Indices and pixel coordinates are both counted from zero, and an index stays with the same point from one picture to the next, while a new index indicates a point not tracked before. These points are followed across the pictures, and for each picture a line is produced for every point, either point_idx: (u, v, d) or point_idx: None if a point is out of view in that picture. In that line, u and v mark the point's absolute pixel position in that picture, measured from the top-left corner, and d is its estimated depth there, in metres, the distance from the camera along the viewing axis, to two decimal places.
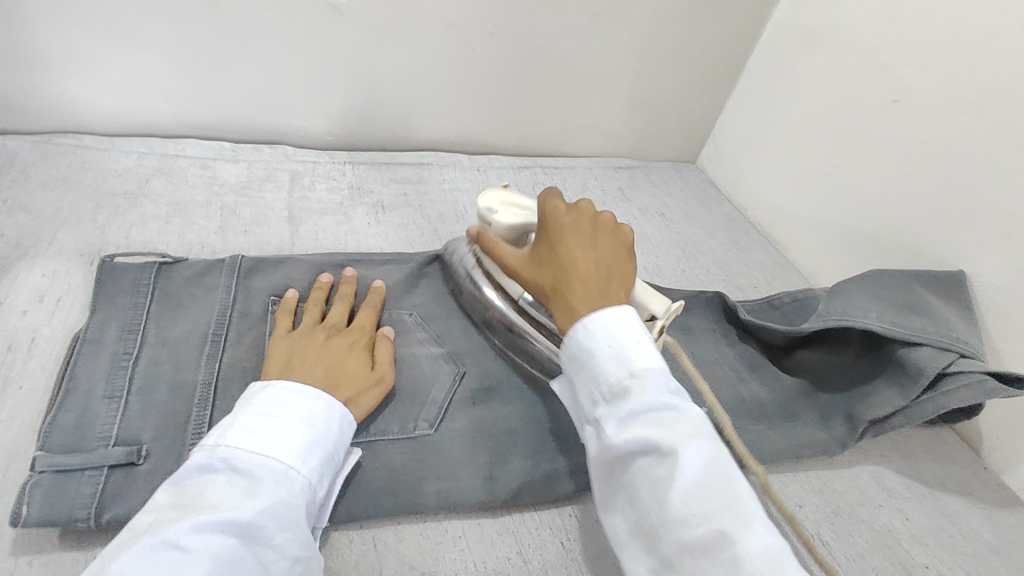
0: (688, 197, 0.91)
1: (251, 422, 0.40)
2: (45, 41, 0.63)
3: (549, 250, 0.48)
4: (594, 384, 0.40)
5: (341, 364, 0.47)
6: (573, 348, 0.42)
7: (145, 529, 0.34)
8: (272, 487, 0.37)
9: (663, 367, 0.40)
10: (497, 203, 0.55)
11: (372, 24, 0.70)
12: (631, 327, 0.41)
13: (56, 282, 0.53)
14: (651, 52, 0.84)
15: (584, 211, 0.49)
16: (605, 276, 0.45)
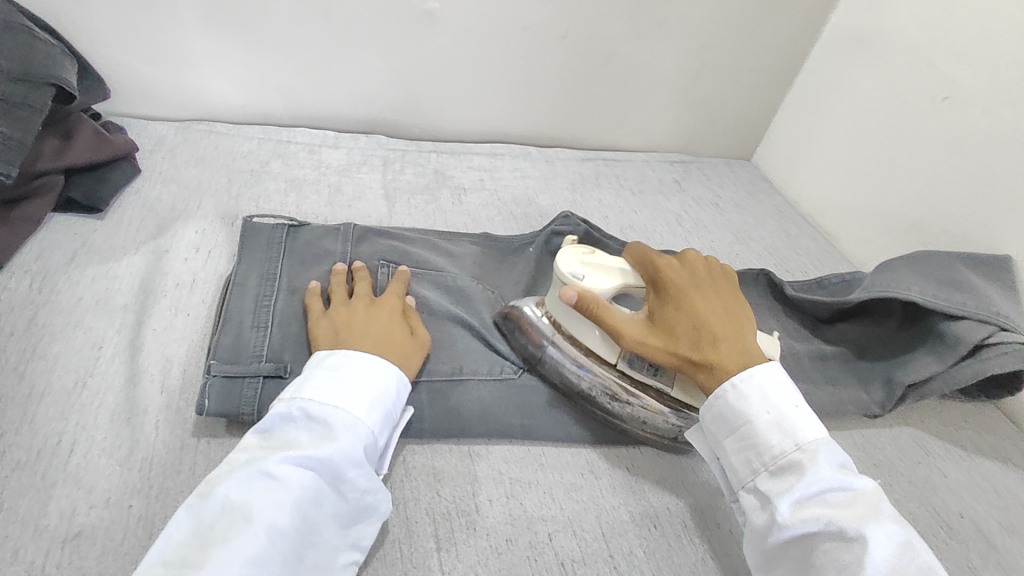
0: (741, 189, 0.97)
1: (321, 381, 0.45)
2: (193, 43, 0.75)
3: (675, 308, 0.52)
4: (755, 453, 0.45)
5: (381, 332, 0.51)
6: (732, 418, 0.47)
7: (239, 462, 0.40)
8: (341, 432, 0.43)
9: (827, 438, 0.44)
10: (580, 266, 0.55)
11: (460, 28, 0.80)
12: (786, 394, 0.46)
13: (206, 238, 0.64)
14: (710, 54, 0.91)
15: (693, 265, 0.56)
16: (734, 329, 0.51)
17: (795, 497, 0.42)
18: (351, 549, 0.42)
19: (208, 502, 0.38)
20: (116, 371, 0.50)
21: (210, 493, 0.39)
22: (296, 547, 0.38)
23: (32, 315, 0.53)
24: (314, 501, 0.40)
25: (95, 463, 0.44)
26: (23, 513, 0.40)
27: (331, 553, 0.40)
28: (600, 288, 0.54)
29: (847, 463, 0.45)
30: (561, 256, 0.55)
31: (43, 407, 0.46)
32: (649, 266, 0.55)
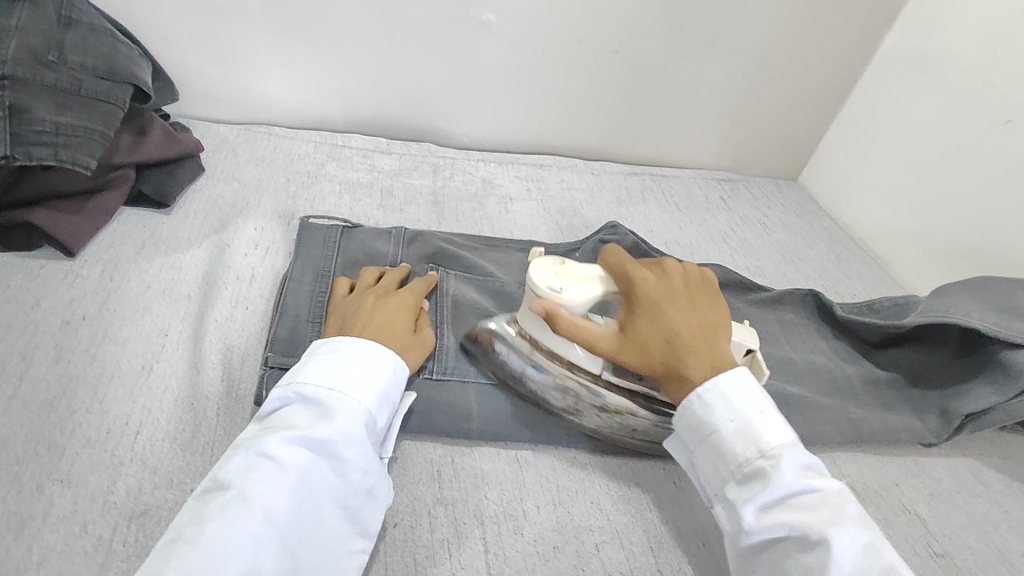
0: (788, 210, 0.96)
1: (316, 364, 0.45)
2: (260, 48, 0.78)
3: (647, 320, 0.49)
4: (721, 462, 0.45)
5: (385, 323, 0.51)
6: (693, 423, 0.46)
7: (240, 442, 0.41)
8: (338, 410, 0.43)
9: (791, 440, 0.44)
10: (555, 278, 0.50)
11: (514, 39, 0.81)
12: (752, 399, 0.45)
13: (264, 235, 0.67)
14: (761, 71, 0.91)
15: (671, 274, 0.52)
16: (708, 339, 0.49)
17: (759, 504, 0.42)
18: (355, 533, 0.41)
19: (209, 481, 0.39)
20: (180, 358, 0.51)
21: (213, 477, 0.39)
22: (296, 528, 0.38)
23: (103, 300, 0.55)
24: (311, 481, 0.40)
25: (159, 445, 0.45)
26: (92, 489, 0.42)
27: (334, 537, 0.40)
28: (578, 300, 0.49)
29: (814, 463, 0.44)
30: (532, 270, 0.50)
31: (112, 387, 0.48)
32: (619, 271, 0.51)
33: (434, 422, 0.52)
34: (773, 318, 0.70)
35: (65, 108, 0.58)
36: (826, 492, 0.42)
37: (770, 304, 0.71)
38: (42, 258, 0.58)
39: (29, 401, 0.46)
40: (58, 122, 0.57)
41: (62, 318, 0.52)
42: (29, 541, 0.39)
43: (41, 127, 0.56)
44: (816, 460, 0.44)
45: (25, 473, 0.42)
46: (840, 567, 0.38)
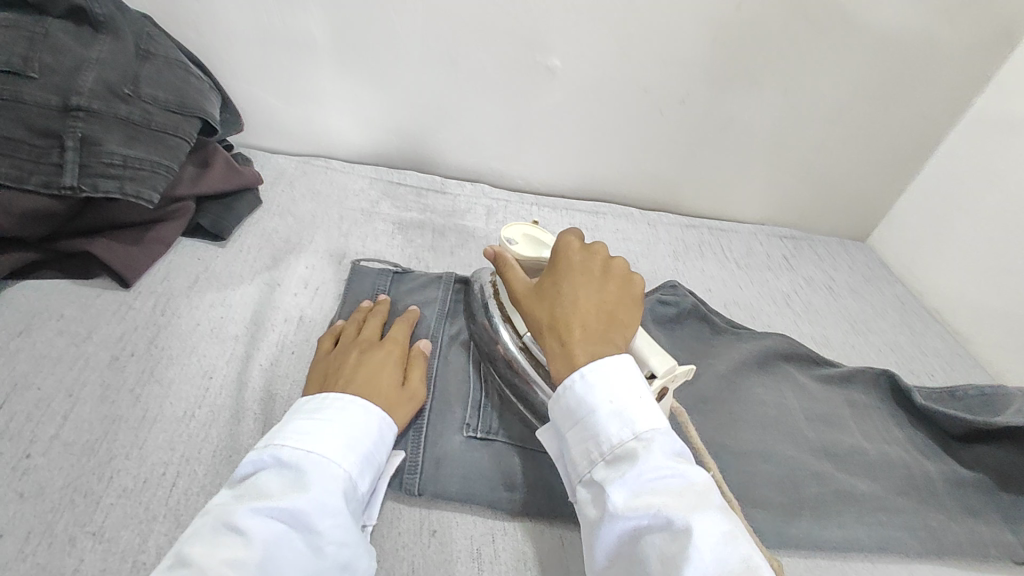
0: (856, 273, 0.90)
1: (298, 425, 0.43)
2: (325, 85, 0.78)
3: (553, 286, 0.49)
4: (592, 443, 0.41)
5: (369, 378, 0.49)
6: (572, 402, 0.43)
7: (210, 510, 0.39)
8: (315, 476, 0.40)
9: (665, 427, 0.41)
10: (518, 235, 0.60)
11: (579, 86, 0.79)
12: (630, 384, 0.42)
13: (314, 274, 0.66)
14: (836, 128, 0.86)
15: (592, 257, 0.51)
16: (605, 321, 0.47)
17: (629, 487, 0.38)
18: None
19: (174, 556, 0.36)
20: (222, 405, 0.50)
21: (178, 550, 0.37)
22: None
23: (152, 336, 0.54)
24: (282, 554, 0.37)
25: (193, 500, 0.44)
26: (124, 545, 0.40)
27: None
28: (524, 254, 0.58)
29: (684, 454, 0.41)
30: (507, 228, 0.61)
31: (154, 433, 0.47)
32: (561, 242, 0.54)
33: (476, 496, 0.49)
34: (842, 398, 0.65)
35: (135, 141, 0.58)
36: (694, 483, 0.39)
37: (839, 382, 0.67)
38: (98, 287, 0.58)
39: (71, 442, 0.45)
40: (127, 154, 0.58)
41: (110, 353, 0.52)
42: None
43: (110, 159, 0.57)
44: (688, 451, 0.41)
45: (59, 524, 0.41)
46: (695, 555, 0.34)
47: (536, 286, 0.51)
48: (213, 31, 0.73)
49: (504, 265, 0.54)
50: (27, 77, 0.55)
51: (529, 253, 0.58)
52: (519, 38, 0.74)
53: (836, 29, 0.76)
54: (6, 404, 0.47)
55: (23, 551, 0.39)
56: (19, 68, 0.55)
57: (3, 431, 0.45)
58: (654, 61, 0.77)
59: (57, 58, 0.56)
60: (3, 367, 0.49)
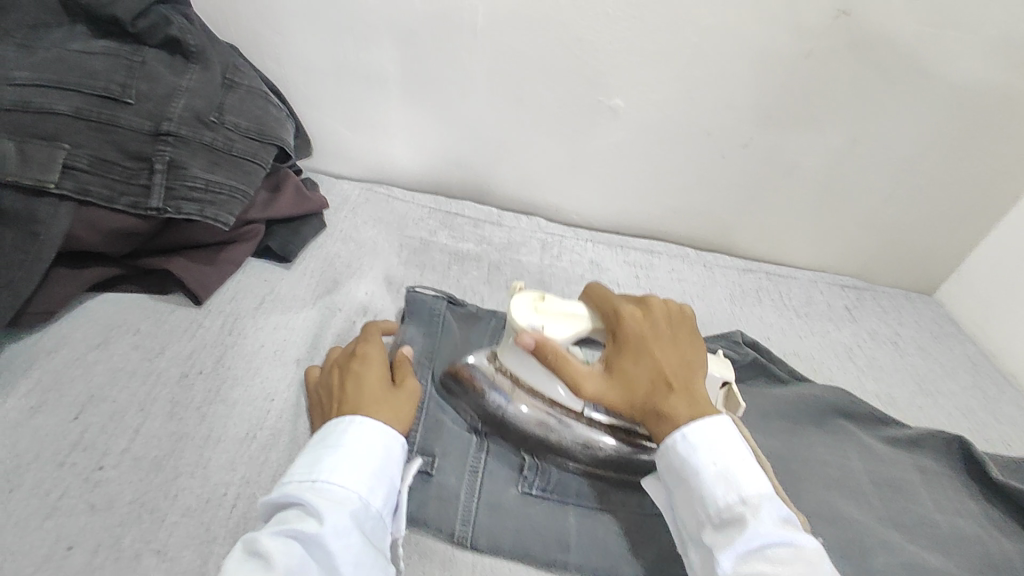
0: (923, 329, 0.86)
1: (309, 454, 0.45)
2: (392, 116, 0.81)
3: (632, 358, 0.50)
4: (699, 505, 0.43)
5: (358, 391, 0.49)
6: (675, 462, 0.45)
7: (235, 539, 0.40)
8: (324, 500, 0.41)
9: (771, 491, 0.43)
10: (537, 313, 0.52)
11: (640, 125, 0.79)
12: (733, 446, 0.44)
13: (373, 302, 0.67)
14: (906, 178, 0.83)
15: (655, 312, 0.52)
16: (689, 379, 0.49)
17: (737, 553, 0.40)
18: None
19: None
20: (282, 429, 0.51)
21: None
22: None
23: (219, 356, 0.56)
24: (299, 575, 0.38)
25: (253, 525, 0.44)
26: (186, 566, 0.41)
27: None
28: (559, 335, 0.51)
29: (792, 517, 0.43)
30: (514, 303, 0.52)
31: (217, 453, 0.48)
32: (609, 310, 0.52)
33: (527, 544, 0.49)
34: (911, 462, 0.62)
35: (215, 166, 0.61)
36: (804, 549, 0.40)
37: (906, 447, 0.63)
38: (170, 302, 0.61)
39: (140, 457, 0.46)
40: (208, 179, 0.60)
41: (180, 370, 0.54)
42: None
43: (192, 183, 0.59)
44: (795, 514, 0.43)
45: (126, 539, 0.42)
46: None
47: (607, 362, 0.51)
48: (292, 63, 0.77)
49: (558, 360, 0.49)
50: (124, 103, 0.58)
51: (562, 334, 0.51)
52: (584, 78, 0.75)
53: (912, 79, 0.74)
54: (82, 415, 0.48)
55: (92, 563, 0.40)
56: (117, 94, 0.58)
57: (78, 441, 0.46)
58: (718, 104, 0.77)
59: (152, 87, 0.59)
60: (81, 377, 0.51)
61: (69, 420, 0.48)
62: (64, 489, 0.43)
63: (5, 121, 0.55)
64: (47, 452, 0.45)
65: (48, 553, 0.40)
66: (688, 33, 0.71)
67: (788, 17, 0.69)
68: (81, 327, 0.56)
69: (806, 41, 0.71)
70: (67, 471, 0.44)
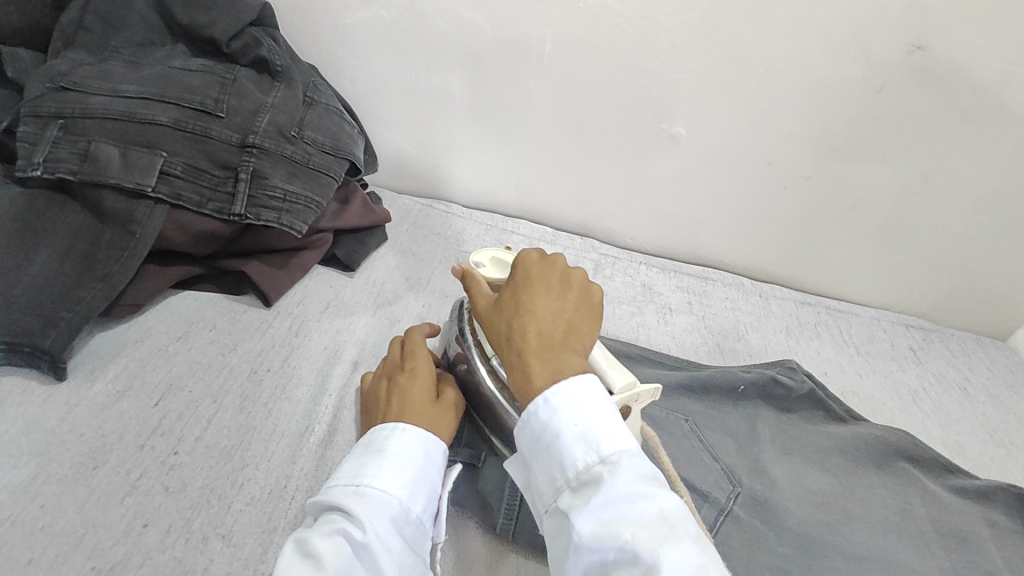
0: (996, 375, 0.82)
1: (354, 462, 0.46)
2: (456, 137, 0.84)
3: (514, 297, 0.48)
4: (557, 469, 0.40)
5: (405, 404, 0.50)
6: (535, 426, 0.42)
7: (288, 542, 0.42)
8: (367, 504, 0.42)
9: (633, 448, 0.40)
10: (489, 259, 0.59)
11: (700, 153, 0.79)
12: (597, 405, 0.41)
13: (429, 313, 0.70)
14: (980, 217, 0.79)
15: (555, 266, 0.50)
16: (563, 337, 0.46)
17: (595, 517, 0.37)
18: None
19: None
20: (340, 427, 0.53)
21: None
22: None
23: (285, 355, 0.59)
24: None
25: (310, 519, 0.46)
26: (248, 553, 0.43)
27: None
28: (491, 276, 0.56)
29: (656, 477, 0.39)
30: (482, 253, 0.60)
31: (280, 446, 0.51)
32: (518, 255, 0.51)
33: None
34: (979, 515, 0.58)
35: (293, 177, 0.65)
36: (667, 512, 0.37)
37: (975, 499, 0.60)
38: (245, 302, 0.65)
39: (211, 445, 0.49)
40: (287, 189, 0.64)
41: (250, 366, 0.57)
42: None
43: (272, 192, 0.63)
44: (661, 475, 0.39)
45: (196, 521, 0.44)
46: None
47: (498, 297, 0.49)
48: (366, 83, 0.81)
49: (468, 284, 0.52)
50: (216, 117, 0.63)
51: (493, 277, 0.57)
52: (647, 105, 0.76)
53: (992, 117, 0.71)
54: (161, 402, 0.52)
55: (165, 542, 0.43)
56: (210, 108, 0.62)
57: (157, 426, 0.50)
58: (783, 135, 0.76)
59: (241, 103, 0.64)
60: (163, 367, 0.55)
61: (150, 406, 0.51)
62: (143, 470, 0.47)
63: (112, 129, 0.60)
64: (129, 434, 0.49)
65: (126, 529, 0.43)
66: (754, 64, 0.71)
67: (859, 51, 0.68)
68: (165, 320, 0.60)
69: (877, 75, 0.70)
70: (146, 454, 0.48)
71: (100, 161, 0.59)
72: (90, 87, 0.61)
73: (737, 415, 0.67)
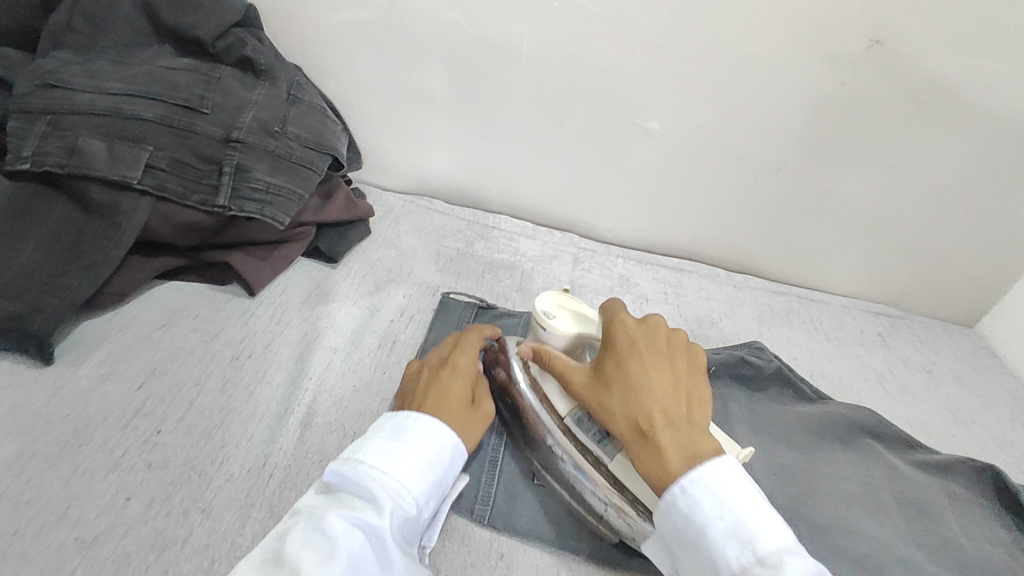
0: (961, 360, 0.85)
1: (380, 445, 0.46)
2: (437, 133, 0.86)
3: (621, 368, 0.51)
4: (713, 568, 0.41)
5: (442, 400, 0.52)
6: (681, 522, 0.43)
7: (302, 514, 0.42)
8: (389, 499, 0.43)
9: (791, 543, 0.41)
10: (556, 308, 0.59)
11: (673, 149, 0.82)
12: (742, 494, 0.43)
13: (411, 303, 0.72)
14: (943, 208, 0.82)
15: (653, 329, 0.54)
16: (683, 405, 0.49)
17: None
18: None
19: (270, 552, 0.39)
20: (320, 410, 0.55)
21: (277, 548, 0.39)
22: None
23: (267, 342, 0.61)
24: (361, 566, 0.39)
25: (286, 495, 0.48)
26: (226, 525, 0.45)
27: None
28: (563, 330, 0.57)
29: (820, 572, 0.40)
30: (540, 296, 0.60)
31: (260, 427, 0.52)
32: (609, 320, 0.55)
33: (540, 528, 0.53)
34: (937, 486, 0.61)
35: (276, 171, 0.67)
36: None
37: (935, 472, 0.62)
38: (228, 293, 0.67)
39: (193, 426, 0.51)
40: (269, 182, 0.66)
41: (232, 353, 0.59)
42: (167, 565, 0.42)
43: (255, 186, 0.65)
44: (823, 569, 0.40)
45: (177, 496, 0.46)
46: None
47: (600, 368, 0.52)
48: (350, 83, 0.84)
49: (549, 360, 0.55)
50: (201, 113, 0.65)
51: (566, 332, 0.57)
52: (621, 101, 0.79)
53: (950, 109, 0.74)
54: (145, 385, 0.53)
55: (147, 514, 0.44)
56: (195, 104, 0.64)
57: (140, 408, 0.51)
58: (752, 130, 0.79)
59: (225, 99, 0.66)
60: (146, 353, 0.57)
61: (134, 389, 0.53)
62: (126, 448, 0.48)
63: (99, 125, 0.62)
64: (113, 415, 0.50)
65: (110, 502, 0.45)
66: (723, 62, 0.74)
67: (822, 47, 0.71)
68: (149, 309, 0.62)
69: (839, 70, 0.73)
70: (130, 433, 0.49)
71: (86, 155, 0.60)
72: (78, 85, 0.62)
73: (711, 393, 0.68)
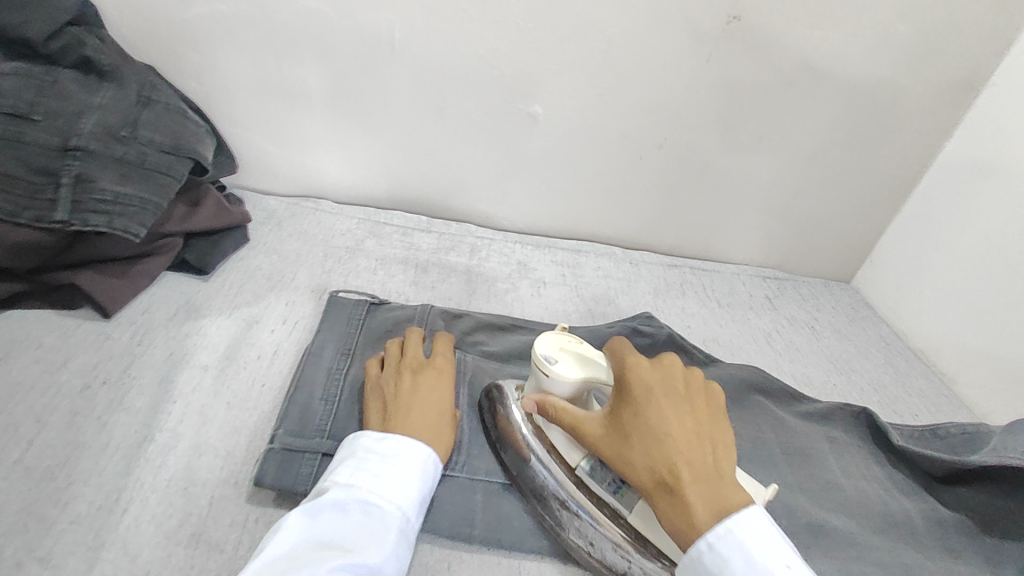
0: (839, 314, 0.92)
1: (377, 472, 0.44)
2: (316, 128, 0.82)
3: (633, 416, 0.46)
4: None
5: (429, 415, 0.50)
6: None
7: (295, 554, 0.38)
8: (388, 534, 0.41)
9: None
10: (558, 351, 0.52)
11: (558, 131, 0.82)
12: (775, 549, 0.39)
13: (294, 309, 0.68)
14: (813, 173, 0.88)
15: (669, 372, 0.48)
16: (709, 453, 0.44)
17: None
18: None
19: None
20: (186, 432, 0.51)
21: None
22: None
23: (125, 365, 0.56)
24: None
25: (144, 529, 0.43)
26: (71, 571, 0.40)
27: None
28: (568, 377, 0.50)
29: None
30: (541, 338, 0.53)
31: (114, 460, 0.47)
32: (618, 360, 0.49)
33: (433, 520, 0.50)
34: (817, 431, 0.64)
35: (126, 180, 0.61)
36: None
37: (817, 420, 0.66)
38: (79, 317, 0.60)
39: (32, 468, 0.46)
40: (119, 192, 0.60)
41: (82, 382, 0.53)
42: None
43: (101, 197, 0.59)
44: None
45: (10, 546, 0.41)
46: None
47: (613, 412, 0.47)
48: (213, 81, 0.78)
49: (558, 412, 0.50)
50: (31, 120, 0.59)
51: (572, 379, 0.50)
52: (502, 87, 0.78)
53: (809, 78, 0.79)
54: None
55: None
56: (24, 112, 0.58)
57: None
58: (633, 107, 0.80)
59: (61, 104, 0.60)
60: None
61: None
62: None
63: None
64: None
65: None
66: (596, 41, 0.74)
67: (686, 25, 0.73)
68: None
69: (703, 45, 0.75)
70: None
71: None
72: None
73: None
